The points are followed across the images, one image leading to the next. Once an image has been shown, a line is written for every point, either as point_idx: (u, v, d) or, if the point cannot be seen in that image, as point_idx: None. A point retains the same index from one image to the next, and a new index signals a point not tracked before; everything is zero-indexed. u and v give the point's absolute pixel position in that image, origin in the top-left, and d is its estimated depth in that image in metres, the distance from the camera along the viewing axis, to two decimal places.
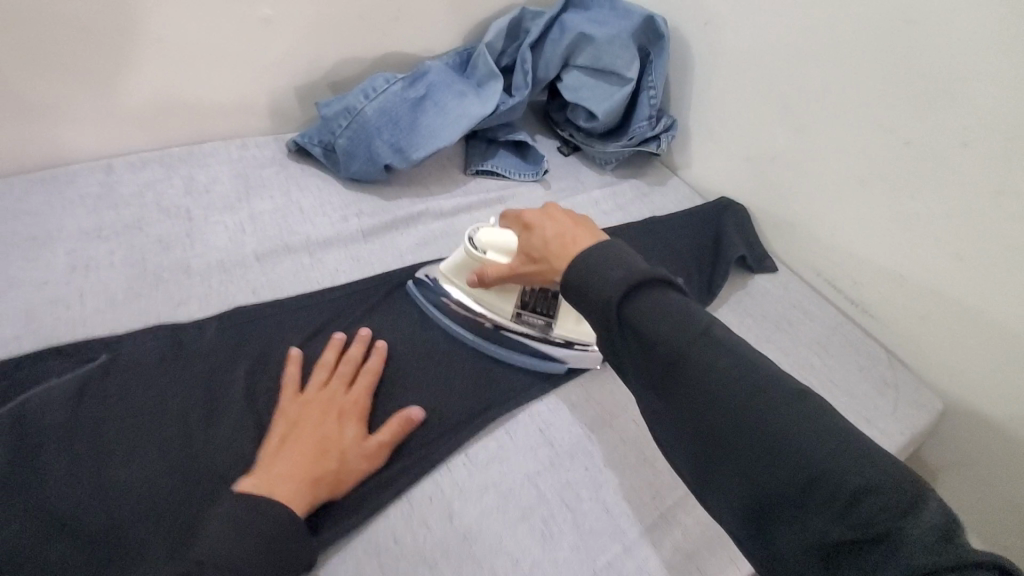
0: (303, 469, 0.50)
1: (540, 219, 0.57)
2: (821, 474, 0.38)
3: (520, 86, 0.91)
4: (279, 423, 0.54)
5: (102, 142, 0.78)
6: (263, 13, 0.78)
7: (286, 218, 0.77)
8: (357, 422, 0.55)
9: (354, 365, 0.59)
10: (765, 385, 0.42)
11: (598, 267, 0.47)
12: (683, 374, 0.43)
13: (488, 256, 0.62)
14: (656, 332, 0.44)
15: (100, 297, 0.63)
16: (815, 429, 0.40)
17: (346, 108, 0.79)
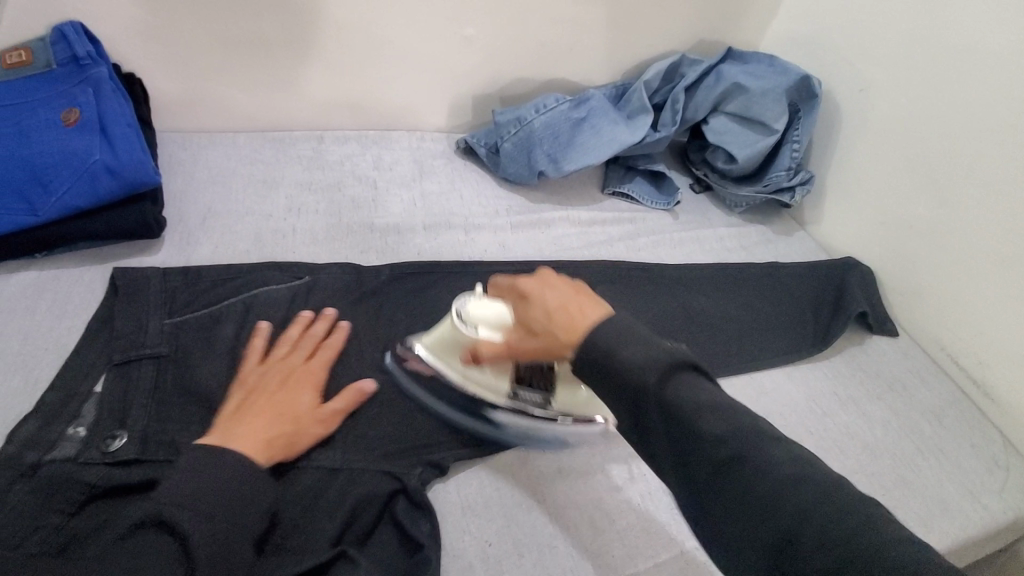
0: (260, 431, 0.52)
1: (537, 287, 0.55)
2: (756, 477, 0.41)
3: (667, 123, 0.99)
4: (238, 390, 0.57)
5: (320, 118, 0.96)
6: (467, 33, 0.93)
7: (449, 201, 0.90)
8: (312, 391, 0.58)
9: (315, 341, 0.62)
10: (763, 449, 0.42)
11: (621, 342, 0.46)
12: (709, 450, 0.42)
13: (479, 333, 0.58)
14: (688, 412, 0.43)
15: (307, 235, 0.78)
16: (798, 473, 0.41)
17: (517, 118, 0.91)
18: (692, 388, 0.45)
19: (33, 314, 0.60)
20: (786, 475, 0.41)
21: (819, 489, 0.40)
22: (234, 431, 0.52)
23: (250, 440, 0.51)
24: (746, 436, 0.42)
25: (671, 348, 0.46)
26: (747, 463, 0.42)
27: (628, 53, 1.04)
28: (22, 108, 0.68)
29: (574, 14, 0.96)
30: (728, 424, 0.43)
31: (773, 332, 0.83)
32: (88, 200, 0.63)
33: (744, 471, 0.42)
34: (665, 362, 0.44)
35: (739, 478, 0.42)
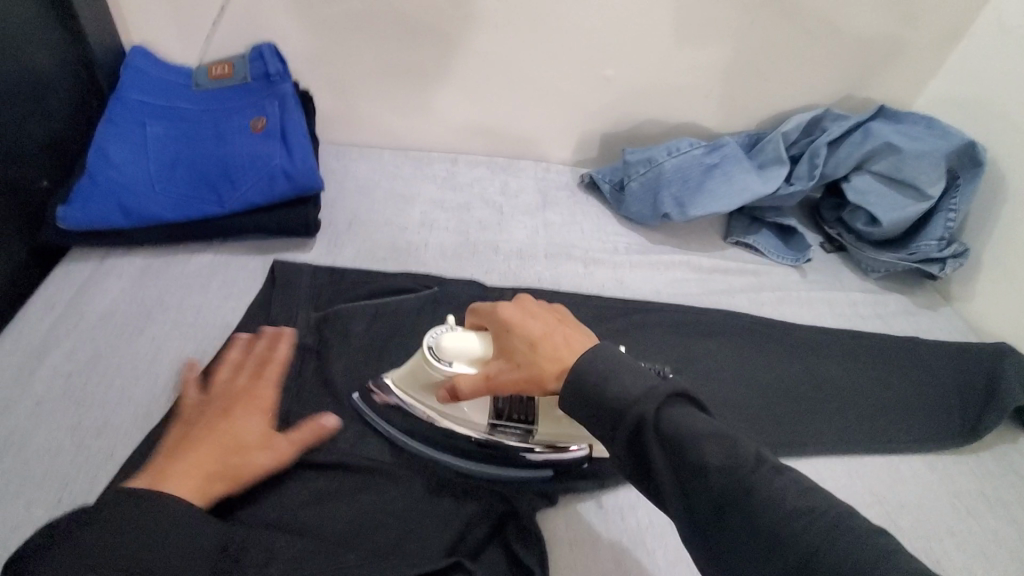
0: (199, 466, 0.47)
1: (521, 316, 0.52)
2: (790, 515, 0.38)
3: (803, 176, 0.96)
4: (181, 420, 0.52)
5: (456, 141, 1.02)
6: (606, 73, 0.95)
7: (570, 233, 0.91)
8: (261, 416, 0.53)
9: (260, 357, 0.57)
10: (765, 483, 0.39)
11: (616, 377, 0.44)
12: (720, 493, 0.39)
13: (454, 368, 0.54)
14: (689, 449, 0.40)
15: (437, 250, 0.83)
16: (835, 518, 0.38)
17: (649, 158, 0.92)
18: (697, 419, 0.42)
19: (208, 291, 0.68)
20: (797, 515, 0.38)
21: (848, 524, 0.37)
22: (170, 465, 0.47)
23: (193, 478, 0.46)
24: (755, 468, 0.40)
25: (667, 380, 0.44)
26: (773, 505, 0.38)
27: (766, 103, 1.01)
28: (220, 113, 0.78)
29: (717, 61, 0.96)
30: (737, 459, 0.40)
31: (907, 414, 0.76)
32: (266, 198, 0.71)
33: (753, 516, 0.38)
34: (665, 391, 0.43)
35: (761, 529, 0.38)
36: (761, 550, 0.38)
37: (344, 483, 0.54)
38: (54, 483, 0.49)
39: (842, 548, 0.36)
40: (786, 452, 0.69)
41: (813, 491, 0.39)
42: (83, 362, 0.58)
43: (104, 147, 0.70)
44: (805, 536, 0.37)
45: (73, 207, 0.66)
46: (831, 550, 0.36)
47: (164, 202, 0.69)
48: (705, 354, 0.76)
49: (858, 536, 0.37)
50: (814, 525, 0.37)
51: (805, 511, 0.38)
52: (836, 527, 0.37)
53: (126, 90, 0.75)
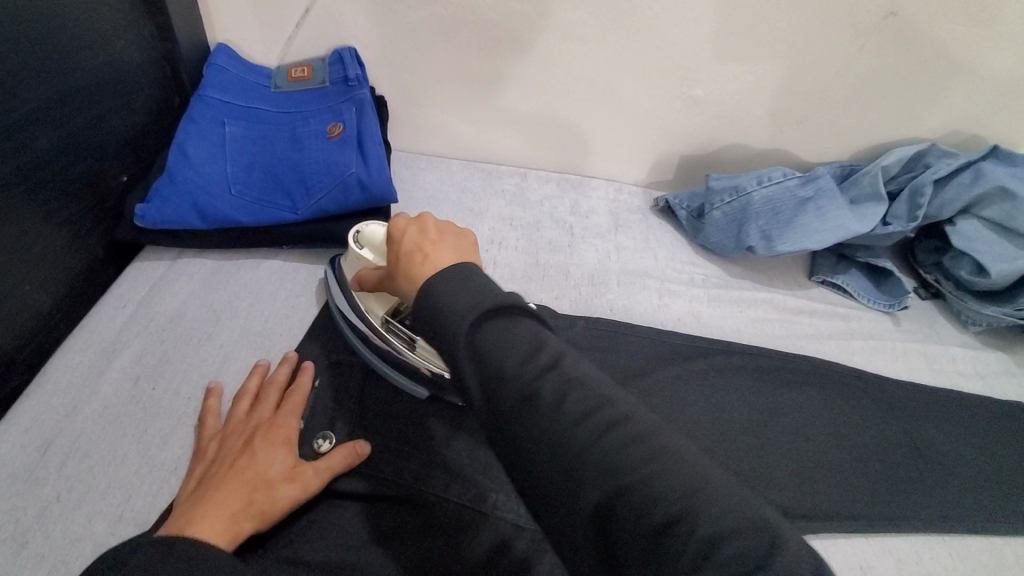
0: (223, 505, 0.44)
1: (404, 227, 0.47)
2: (599, 444, 0.33)
3: (900, 217, 0.88)
4: (200, 461, 0.48)
5: (525, 155, 0.99)
6: (693, 94, 0.90)
7: (643, 260, 0.86)
8: (286, 449, 0.49)
9: (279, 389, 0.54)
10: (570, 394, 0.35)
11: (446, 287, 0.39)
12: (538, 423, 0.34)
13: (363, 253, 0.58)
14: (493, 360, 0.36)
15: (505, 271, 0.80)
16: (633, 436, 0.33)
17: (734, 186, 0.86)
18: (510, 330, 0.37)
19: (276, 300, 0.66)
20: (595, 431, 0.33)
21: (658, 454, 0.33)
22: (192, 510, 0.43)
23: (217, 520, 0.43)
24: (575, 394, 0.35)
25: (494, 288, 0.39)
26: (583, 435, 0.33)
27: (861, 134, 0.94)
28: (298, 116, 0.76)
29: (812, 87, 0.89)
30: (535, 372, 0.35)
31: (1021, 493, 0.67)
32: (340, 207, 0.69)
33: (546, 428, 0.34)
34: (483, 298, 0.38)
35: (555, 446, 0.33)
36: (557, 469, 0.33)
37: (407, 524, 0.49)
38: (116, 495, 0.47)
39: (635, 463, 0.32)
40: (883, 525, 0.62)
41: (603, 395, 0.36)
42: (152, 368, 0.56)
43: (184, 146, 0.69)
44: (598, 451, 0.33)
45: (150, 205, 0.65)
46: (625, 469, 0.32)
47: (238, 204, 0.68)
48: (791, 405, 0.70)
49: (663, 456, 0.32)
50: (626, 447, 0.33)
51: (601, 425, 0.34)
52: (647, 448, 0.33)
53: (207, 88, 0.74)
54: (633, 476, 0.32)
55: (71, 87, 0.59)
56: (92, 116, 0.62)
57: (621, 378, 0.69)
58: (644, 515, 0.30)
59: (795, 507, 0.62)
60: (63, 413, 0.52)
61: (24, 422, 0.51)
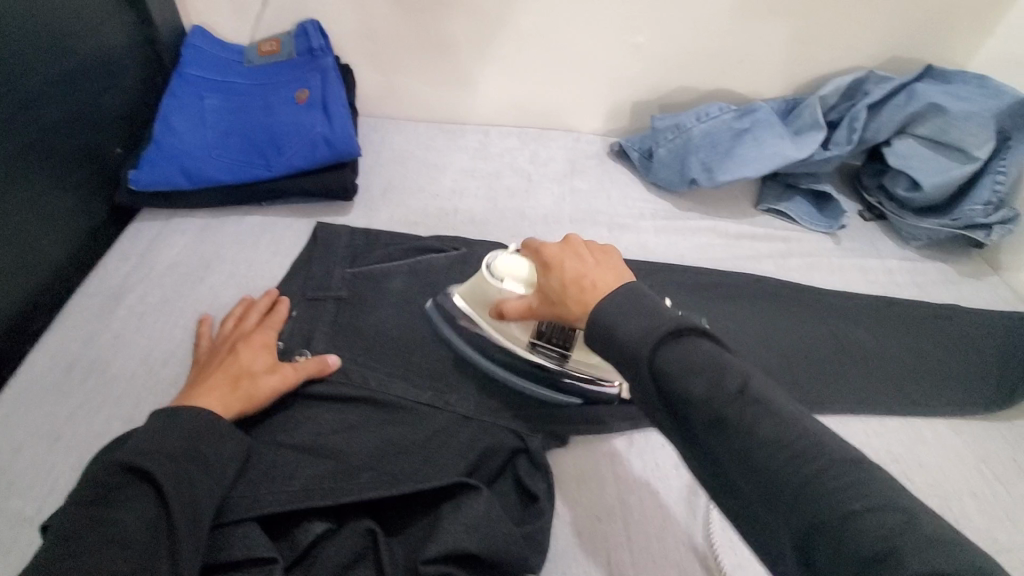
0: (216, 391, 0.53)
1: (559, 258, 0.54)
2: (800, 474, 0.36)
3: (840, 142, 0.93)
4: (196, 368, 0.58)
5: (487, 114, 1.06)
6: (638, 40, 0.96)
7: (596, 200, 0.93)
8: (266, 352, 0.59)
9: (259, 313, 0.64)
10: (755, 419, 0.39)
11: (618, 315, 0.46)
12: (730, 435, 0.39)
13: (505, 286, 0.60)
14: (678, 381, 0.41)
15: (466, 215, 0.87)
16: (837, 466, 0.36)
17: (677, 124, 0.93)
18: (691, 354, 0.42)
19: (258, 248, 0.75)
20: (790, 458, 0.37)
21: (870, 487, 0.35)
22: (188, 396, 0.53)
23: (209, 401, 0.52)
24: (772, 421, 0.38)
25: (669, 314, 0.45)
26: (783, 464, 0.37)
27: (804, 67, 0.99)
28: (269, 86, 0.84)
29: (750, 25, 0.94)
30: (718, 390, 0.40)
31: (937, 380, 0.74)
32: (309, 162, 0.77)
33: (739, 446, 0.38)
34: (657, 329, 0.43)
35: (749, 460, 0.38)
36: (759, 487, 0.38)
37: (372, 418, 0.58)
38: (128, 403, 0.57)
39: (823, 488, 0.35)
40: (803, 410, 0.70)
41: (805, 429, 0.38)
42: (154, 304, 0.66)
43: (168, 117, 0.78)
44: (797, 478, 0.36)
45: (141, 169, 0.74)
46: (805, 488, 0.36)
47: (219, 165, 0.76)
48: (725, 314, 0.77)
49: (855, 479, 0.35)
50: (825, 480, 0.35)
51: (789, 444, 0.37)
52: (846, 480, 0.35)
53: (187, 67, 0.82)
54: (837, 509, 0.34)
55: (65, 67, 0.67)
56: (87, 95, 0.71)
57: None
58: (843, 547, 0.33)
59: None
60: (82, 341, 0.62)
61: (50, 350, 0.61)
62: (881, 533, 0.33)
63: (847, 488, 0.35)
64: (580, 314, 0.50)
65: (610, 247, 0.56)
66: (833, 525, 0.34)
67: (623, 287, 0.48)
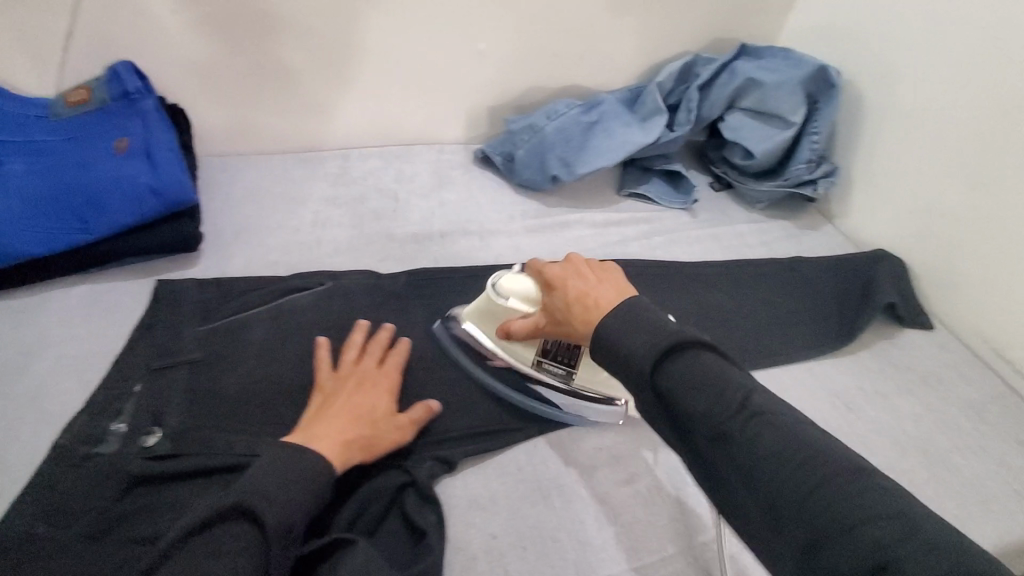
0: (342, 430, 0.56)
1: (563, 278, 0.58)
2: (803, 483, 0.38)
3: (681, 123, 1.00)
4: (318, 395, 0.60)
5: (344, 136, 1.02)
6: (481, 48, 0.97)
7: (466, 209, 0.93)
8: (386, 394, 0.61)
9: (382, 346, 0.66)
10: (756, 430, 0.41)
11: (624, 326, 0.48)
12: (735, 446, 0.41)
13: (509, 303, 0.64)
14: (684, 394, 0.43)
15: (330, 245, 0.83)
16: (839, 473, 0.38)
17: (530, 125, 0.95)
18: (698, 369, 0.44)
19: (92, 323, 0.68)
20: (793, 470, 0.39)
21: (871, 494, 0.37)
22: (311, 432, 0.55)
23: (330, 445, 0.54)
24: (778, 435, 0.40)
25: (677, 330, 0.46)
26: (785, 474, 0.39)
27: (639, 57, 1.05)
28: (81, 138, 0.75)
29: (582, 24, 0.99)
30: (724, 404, 0.42)
31: (793, 328, 0.80)
32: (137, 216, 0.71)
33: (741, 457, 0.41)
34: (662, 344, 0.45)
35: (752, 473, 0.40)
36: (762, 496, 0.40)
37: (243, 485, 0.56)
38: None
39: (827, 497, 0.37)
40: None
41: (806, 438, 0.40)
42: None
43: None
44: (800, 486, 0.38)
45: None
46: (807, 497, 0.38)
47: (29, 237, 0.67)
48: None
49: (857, 486, 0.37)
50: (827, 489, 0.38)
51: (785, 459, 0.39)
52: (847, 488, 0.37)
53: None
54: (837, 518, 0.36)
55: None
56: None
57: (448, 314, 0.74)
58: (847, 554, 0.35)
59: None
60: None
61: None
62: (881, 535, 0.35)
63: (843, 499, 0.37)
64: (585, 331, 0.53)
65: (611, 265, 0.59)
66: (841, 533, 0.36)
67: (624, 302, 0.51)
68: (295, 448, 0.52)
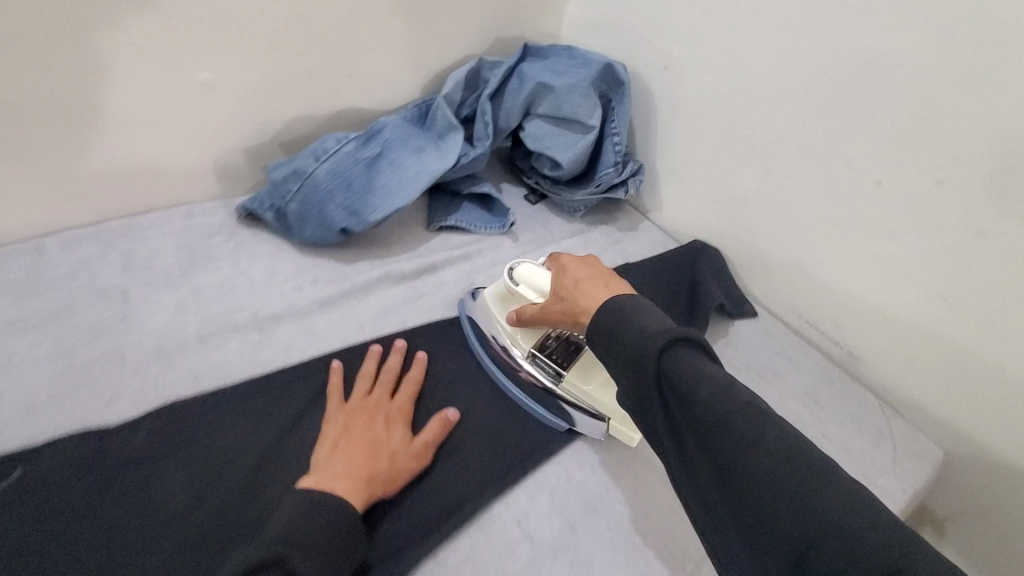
0: (359, 466, 0.54)
1: (577, 266, 0.62)
2: (793, 479, 0.40)
3: (480, 138, 0.88)
4: (330, 430, 0.58)
5: (27, 222, 0.71)
6: (205, 77, 0.74)
7: (232, 292, 0.71)
8: (402, 426, 0.60)
9: (394, 374, 0.65)
10: (752, 423, 0.43)
11: (629, 310, 0.51)
12: (726, 435, 0.43)
13: (521, 289, 0.67)
14: (687, 381, 0.44)
15: (19, 400, 0.57)
16: (819, 473, 0.41)
17: (295, 171, 0.75)
18: (702, 365, 0.45)
19: None
20: (781, 463, 0.41)
21: (846, 494, 0.40)
22: (329, 471, 0.54)
23: (350, 483, 0.53)
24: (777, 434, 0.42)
25: (683, 328, 0.48)
26: (775, 469, 0.41)
27: (418, 66, 0.91)
28: None
29: (338, 36, 0.80)
30: (724, 394, 0.44)
31: None
32: None
33: (733, 451, 0.43)
34: (675, 334, 0.47)
35: (738, 459, 0.42)
36: (744, 484, 0.42)
37: None
38: None
39: (809, 492, 0.40)
40: (540, 455, 0.63)
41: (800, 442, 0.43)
42: None
43: None
44: (783, 476, 0.41)
45: None
46: (793, 491, 0.40)
47: None
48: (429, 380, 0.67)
49: (834, 484, 0.40)
50: (810, 486, 0.40)
51: (777, 454, 0.41)
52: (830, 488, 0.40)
53: None
54: (820, 512, 0.39)
55: None
56: None
57: (221, 459, 0.56)
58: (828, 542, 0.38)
59: (468, 493, 0.58)
60: None
61: None
62: (850, 522, 0.38)
63: (825, 497, 0.39)
64: (584, 307, 0.57)
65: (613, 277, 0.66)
66: (819, 524, 0.39)
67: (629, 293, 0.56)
68: (317, 495, 0.50)
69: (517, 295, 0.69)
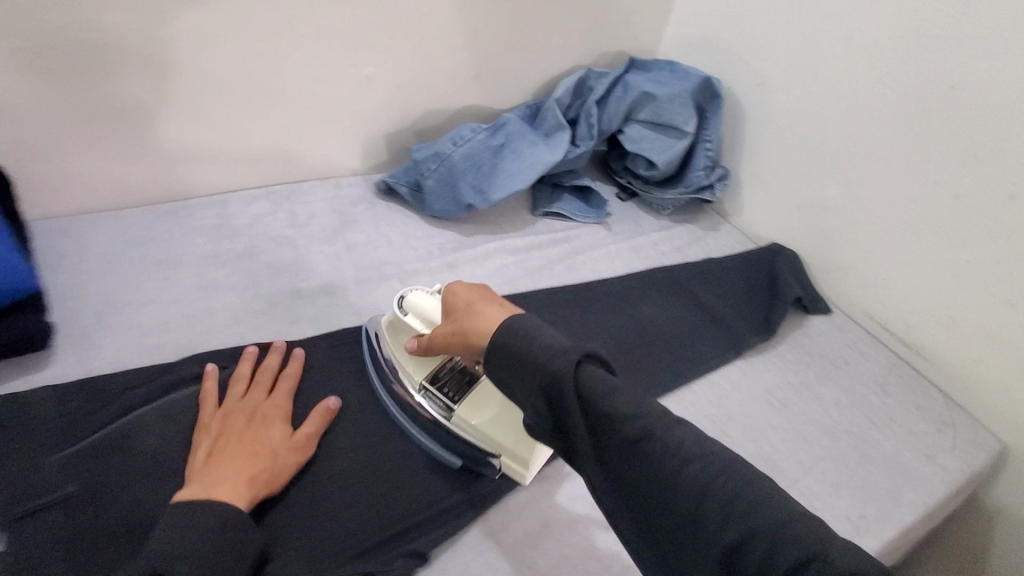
0: (238, 469, 0.54)
1: (466, 288, 0.60)
2: (715, 482, 0.43)
3: (584, 137, 0.99)
4: (204, 437, 0.57)
5: (217, 180, 0.87)
6: (368, 71, 0.89)
7: (377, 250, 0.85)
8: (282, 422, 0.60)
9: (272, 373, 0.64)
10: (669, 436, 0.45)
11: (528, 331, 0.50)
12: (651, 448, 0.45)
13: (409, 318, 0.66)
14: (602, 399, 0.46)
15: (225, 314, 0.71)
16: (737, 477, 0.44)
17: (436, 153, 0.89)
18: (602, 379, 0.47)
19: None
20: (701, 470, 0.44)
21: (766, 494, 0.43)
22: (210, 480, 0.53)
23: (234, 487, 0.53)
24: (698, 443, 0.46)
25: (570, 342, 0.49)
26: (699, 475, 0.44)
27: (534, 73, 1.04)
28: None
29: (474, 43, 0.95)
30: (632, 406, 0.46)
31: (717, 331, 0.84)
32: None
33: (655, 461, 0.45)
34: (584, 349, 0.48)
35: (660, 471, 0.45)
36: (666, 493, 0.44)
37: None
38: None
39: (731, 491, 0.43)
40: None
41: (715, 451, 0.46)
42: None
43: None
44: (708, 480, 0.43)
45: None
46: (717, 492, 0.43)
47: None
48: None
49: (755, 485, 0.43)
50: (731, 486, 0.43)
51: (695, 462, 0.44)
52: (750, 490, 0.43)
53: None
54: (742, 512, 0.42)
55: None
56: None
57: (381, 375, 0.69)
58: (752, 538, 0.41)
59: None
60: None
61: None
62: (770, 518, 0.41)
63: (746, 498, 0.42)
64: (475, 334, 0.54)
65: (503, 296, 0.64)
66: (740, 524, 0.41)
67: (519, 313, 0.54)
68: (190, 505, 0.50)
69: (406, 325, 0.67)
